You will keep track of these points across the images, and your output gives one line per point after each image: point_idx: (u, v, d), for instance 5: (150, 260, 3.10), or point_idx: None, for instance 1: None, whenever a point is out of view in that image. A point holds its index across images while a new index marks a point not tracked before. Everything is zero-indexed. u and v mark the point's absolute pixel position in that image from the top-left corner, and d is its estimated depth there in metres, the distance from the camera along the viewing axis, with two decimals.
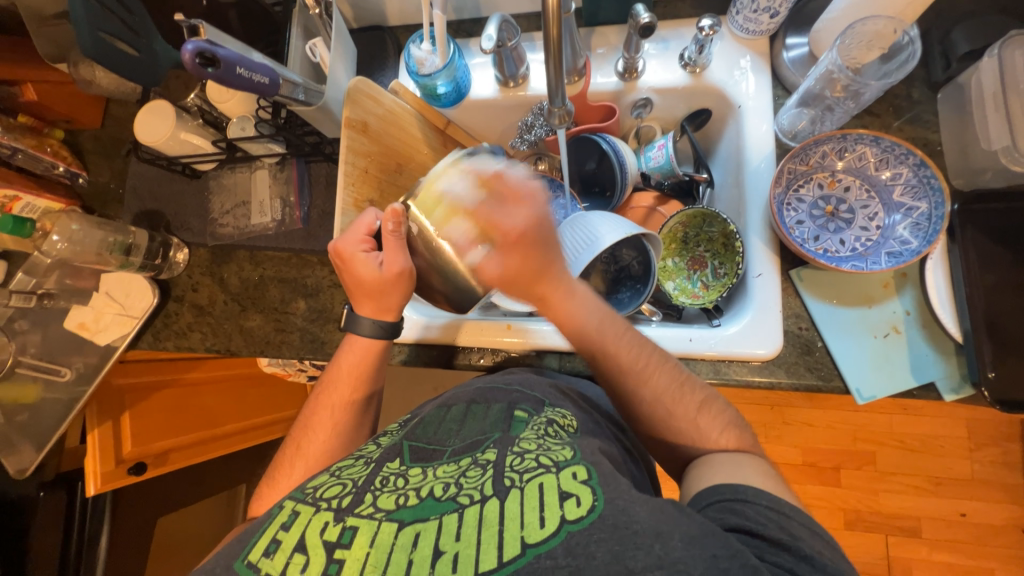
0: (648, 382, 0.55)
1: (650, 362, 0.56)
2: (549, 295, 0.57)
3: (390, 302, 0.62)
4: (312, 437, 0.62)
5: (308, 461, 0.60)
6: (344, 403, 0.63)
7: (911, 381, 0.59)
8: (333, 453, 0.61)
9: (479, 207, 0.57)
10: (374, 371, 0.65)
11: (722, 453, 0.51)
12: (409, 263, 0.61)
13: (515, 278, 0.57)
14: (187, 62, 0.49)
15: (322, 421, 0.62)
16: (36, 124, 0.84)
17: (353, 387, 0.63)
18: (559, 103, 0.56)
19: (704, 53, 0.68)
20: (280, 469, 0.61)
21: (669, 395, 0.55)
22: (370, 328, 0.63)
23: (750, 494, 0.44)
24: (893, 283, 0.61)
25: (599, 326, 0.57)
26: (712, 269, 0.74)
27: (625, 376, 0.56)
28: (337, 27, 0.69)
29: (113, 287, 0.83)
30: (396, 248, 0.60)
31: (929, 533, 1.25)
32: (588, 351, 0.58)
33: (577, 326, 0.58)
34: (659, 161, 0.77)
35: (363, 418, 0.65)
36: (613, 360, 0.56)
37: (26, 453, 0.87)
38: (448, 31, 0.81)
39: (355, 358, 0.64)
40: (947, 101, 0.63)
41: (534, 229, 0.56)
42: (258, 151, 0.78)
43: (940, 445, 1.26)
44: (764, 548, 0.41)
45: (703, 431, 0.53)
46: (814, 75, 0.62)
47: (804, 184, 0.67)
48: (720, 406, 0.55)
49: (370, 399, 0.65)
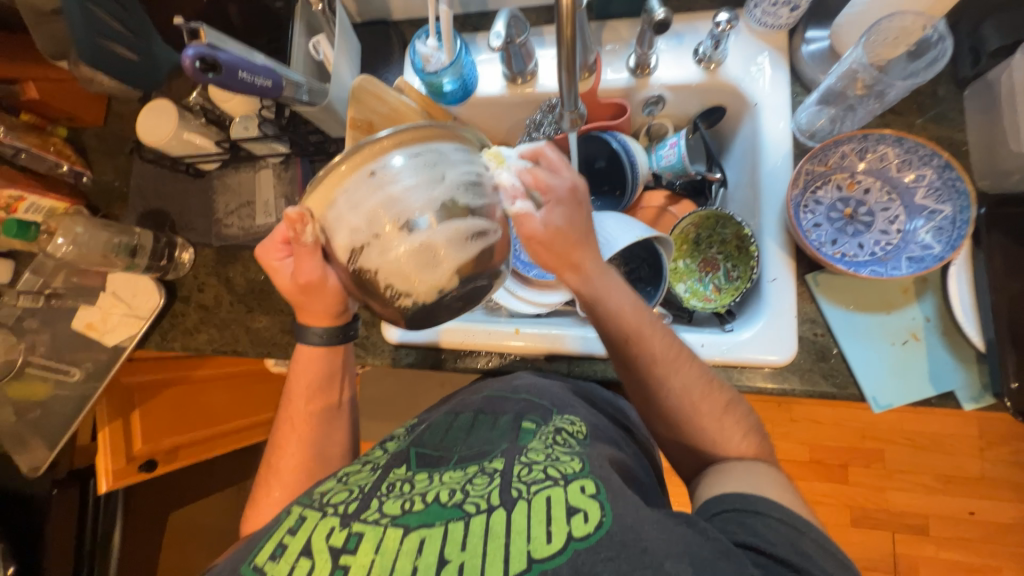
0: (667, 393, 0.54)
1: (681, 351, 0.55)
2: (587, 264, 0.54)
3: (319, 310, 0.59)
4: (287, 449, 0.62)
5: (282, 478, 0.61)
6: (306, 415, 0.63)
7: (930, 390, 0.57)
8: (308, 467, 0.62)
9: (531, 171, 0.50)
10: (333, 376, 0.64)
11: (739, 461, 0.51)
12: (324, 267, 0.53)
13: (561, 241, 0.52)
14: (187, 67, 0.48)
15: (290, 437, 0.62)
16: (39, 122, 0.83)
17: (308, 400, 0.63)
18: (571, 107, 0.55)
19: (720, 48, 0.66)
20: (261, 482, 0.61)
21: (682, 404, 0.54)
22: (322, 337, 0.61)
23: (762, 504, 0.44)
24: (913, 288, 0.59)
25: (633, 306, 0.55)
26: (725, 271, 0.72)
27: (656, 369, 0.54)
28: (341, 24, 0.67)
29: (120, 288, 0.83)
30: (304, 254, 0.52)
31: (936, 532, 1.25)
32: (619, 336, 0.55)
33: (615, 303, 0.54)
34: (670, 160, 0.74)
35: (332, 425, 0.64)
36: (649, 347, 0.54)
37: (39, 450, 0.88)
38: (454, 25, 0.79)
39: (310, 367, 0.63)
40: (974, 99, 0.61)
41: (578, 194, 0.53)
42: (261, 150, 0.77)
43: (951, 443, 1.25)
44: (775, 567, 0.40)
45: (716, 440, 0.53)
46: (836, 74, 0.60)
47: (823, 185, 0.65)
48: (737, 414, 0.54)
49: (334, 407, 0.65)
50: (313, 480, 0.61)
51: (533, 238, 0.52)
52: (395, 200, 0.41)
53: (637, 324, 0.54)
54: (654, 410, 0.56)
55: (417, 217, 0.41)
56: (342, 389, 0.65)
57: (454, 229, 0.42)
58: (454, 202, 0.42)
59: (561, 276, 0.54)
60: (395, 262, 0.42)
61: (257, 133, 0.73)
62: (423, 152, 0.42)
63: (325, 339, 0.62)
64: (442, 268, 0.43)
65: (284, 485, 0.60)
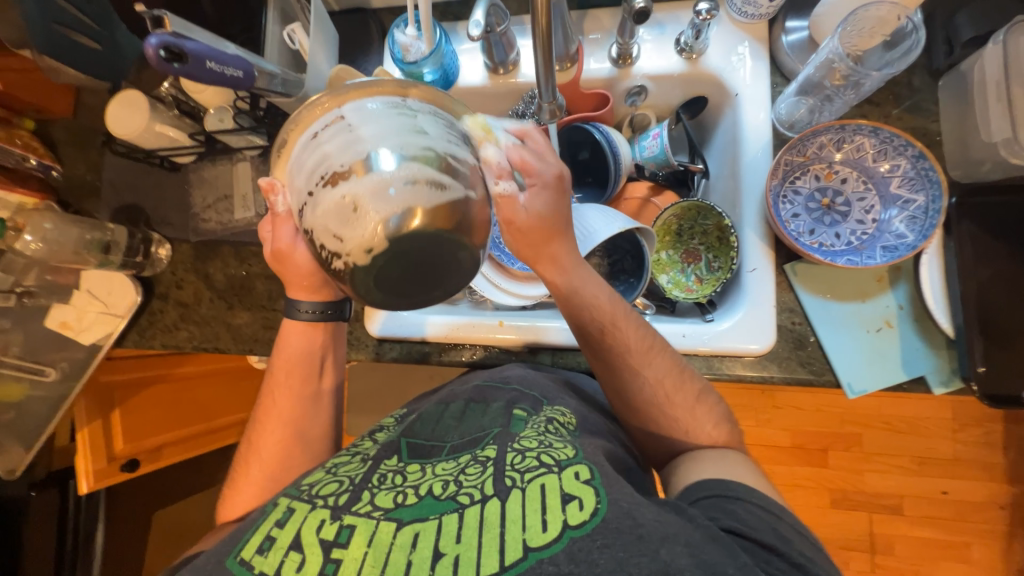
0: (647, 378, 0.55)
1: (652, 343, 0.56)
2: (562, 256, 0.54)
3: (297, 280, 0.57)
4: (265, 434, 0.62)
5: (262, 461, 0.61)
6: (290, 398, 0.62)
7: (902, 375, 0.59)
8: (287, 451, 0.61)
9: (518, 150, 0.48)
10: (316, 360, 0.63)
11: (711, 449, 0.53)
12: (293, 237, 0.52)
13: (541, 231, 0.51)
14: (151, 57, 0.46)
15: (272, 421, 0.62)
16: (4, 114, 0.80)
17: (293, 377, 0.62)
18: (550, 97, 0.55)
19: (701, 38, 0.66)
20: (240, 465, 0.62)
21: (664, 395, 0.55)
22: (310, 313, 0.60)
23: (739, 490, 0.45)
24: (888, 277, 0.61)
25: (607, 299, 0.56)
26: (706, 261, 0.73)
27: (627, 360, 0.55)
28: (316, 11, 0.65)
29: (95, 285, 0.81)
30: (279, 220, 0.51)
31: (911, 511, 1.29)
32: (592, 327, 0.56)
33: (591, 296, 0.55)
34: (653, 150, 0.75)
35: (316, 410, 0.64)
36: (624, 339, 0.55)
37: (15, 452, 0.86)
38: (434, 14, 0.77)
39: (295, 349, 0.62)
40: (948, 89, 0.62)
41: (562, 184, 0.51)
42: (237, 143, 0.75)
43: (925, 426, 1.29)
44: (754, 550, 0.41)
45: (697, 427, 0.54)
46: (814, 63, 0.60)
47: (801, 176, 0.66)
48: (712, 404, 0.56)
49: (318, 396, 0.64)
50: (291, 467, 0.61)
51: (513, 222, 0.51)
52: (355, 142, 0.36)
53: (609, 317, 0.55)
54: (624, 399, 0.57)
55: (371, 155, 0.35)
56: (324, 378, 0.64)
57: (400, 177, 0.34)
58: (375, 151, 0.35)
59: (538, 268, 0.55)
60: (331, 211, 0.35)
61: (233, 125, 0.72)
62: (395, 108, 0.39)
63: (318, 316, 0.61)
64: (362, 223, 0.35)
65: (260, 470, 0.60)
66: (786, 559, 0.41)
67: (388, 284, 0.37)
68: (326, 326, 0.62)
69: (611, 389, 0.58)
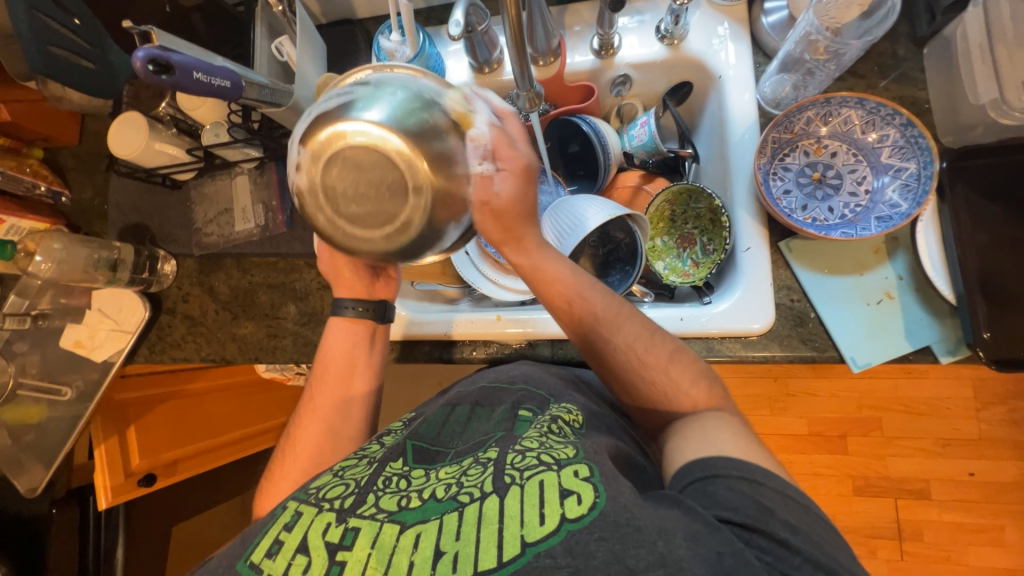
0: (619, 330, 0.55)
1: (619, 308, 0.57)
2: (527, 239, 0.54)
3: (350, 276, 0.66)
4: (303, 433, 0.63)
5: (300, 461, 0.61)
6: (331, 396, 0.65)
7: (906, 346, 0.58)
8: (327, 452, 0.62)
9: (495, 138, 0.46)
10: (356, 356, 0.67)
11: (692, 417, 0.51)
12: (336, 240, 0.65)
13: (509, 217, 0.50)
14: (139, 70, 0.47)
15: (311, 421, 0.64)
16: (14, 145, 0.83)
17: (339, 374, 0.65)
18: (527, 86, 0.55)
19: (681, 23, 0.66)
20: (277, 462, 0.63)
21: (637, 349, 0.55)
22: (354, 311, 0.66)
23: (721, 466, 0.43)
24: (884, 248, 0.60)
25: (570, 275, 0.57)
26: (701, 246, 0.72)
27: (597, 325, 0.56)
28: (303, 24, 0.67)
29: (105, 303, 0.84)
30: None
31: (937, 495, 1.26)
32: (560, 301, 0.57)
33: (560, 277, 0.56)
34: (641, 139, 0.75)
35: (351, 412, 0.65)
36: (592, 305, 0.56)
37: (36, 472, 0.88)
38: (419, 20, 0.79)
39: (338, 346, 0.66)
40: (934, 56, 0.62)
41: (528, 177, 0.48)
42: (235, 157, 0.78)
43: (947, 406, 1.25)
44: (744, 527, 0.40)
45: (683, 391, 0.53)
46: (791, 39, 0.60)
47: (790, 153, 0.66)
48: (690, 359, 0.55)
49: (351, 395, 0.65)
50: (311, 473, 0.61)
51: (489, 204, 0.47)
52: (348, 97, 0.43)
53: (579, 289, 0.56)
54: (607, 370, 0.57)
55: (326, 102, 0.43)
56: (357, 378, 0.66)
57: (380, 129, 0.41)
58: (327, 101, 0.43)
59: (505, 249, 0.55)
60: (311, 143, 0.42)
61: (227, 138, 0.74)
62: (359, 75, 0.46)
63: (361, 313, 0.66)
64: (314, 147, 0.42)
65: (296, 464, 0.61)
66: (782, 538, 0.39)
67: (354, 214, 0.43)
68: (367, 323, 0.67)
69: (586, 353, 0.57)
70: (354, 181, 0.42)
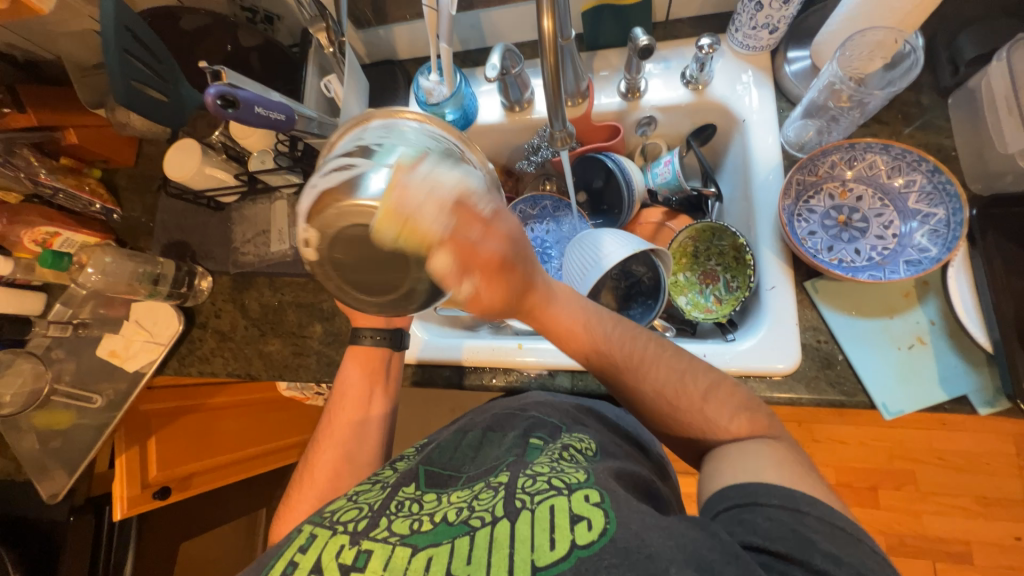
0: (647, 377, 0.53)
1: (645, 352, 0.54)
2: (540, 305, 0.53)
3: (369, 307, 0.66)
4: (318, 461, 0.63)
5: (316, 486, 0.61)
6: (347, 419, 0.66)
7: (941, 394, 0.56)
8: (344, 477, 0.62)
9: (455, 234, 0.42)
10: (371, 382, 0.67)
11: (733, 443, 0.48)
12: None
13: (497, 276, 0.47)
14: (209, 104, 0.53)
15: (330, 445, 0.64)
16: (76, 165, 0.90)
17: (353, 398, 0.66)
18: (560, 125, 0.58)
19: (706, 70, 0.69)
20: (294, 491, 0.63)
21: (670, 392, 0.52)
22: (371, 340, 0.67)
23: (762, 494, 0.41)
24: (915, 292, 0.60)
25: (581, 317, 0.55)
26: (725, 282, 0.73)
27: (622, 371, 0.54)
28: (350, 64, 0.73)
29: (142, 315, 0.87)
30: None
31: (980, 559, 1.17)
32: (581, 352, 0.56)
33: (566, 322, 0.55)
34: (666, 176, 0.77)
35: (366, 437, 0.65)
36: (610, 356, 0.55)
37: (59, 478, 0.89)
38: (455, 61, 0.84)
39: (354, 375, 0.67)
40: (959, 106, 0.63)
41: (513, 243, 0.46)
42: (277, 182, 0.83)
43: (986, 462, 1.18)
44: (769, 553, 0.37)
45: (719, 423, 0.50)
46: (816, 87, 0.62)
47: (815, 195, 0.66)
48: (730, 390, 0.51)
49: (366, 420, 0.66)
50: (327, 494, 0.61)
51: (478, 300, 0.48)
52: (350, 167, 0.42)
53: (583, 325, 0.55)
54: (639, 408, 0.55)
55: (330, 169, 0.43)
56: (371, 404, 0.67)
57: (381, 207, 0.40)
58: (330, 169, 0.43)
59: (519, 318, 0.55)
60: (316, 216, 0.43)
61: (272, 165, 0.78)
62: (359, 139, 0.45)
63: (378, 342, 0.67)
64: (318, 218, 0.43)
65: (314, 488, 0.61)
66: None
67: (348, 272, 0.44)
68: (383, 352, 0.67)
69: (617, 394, 0.57)
70: (360, 255, 0.43)
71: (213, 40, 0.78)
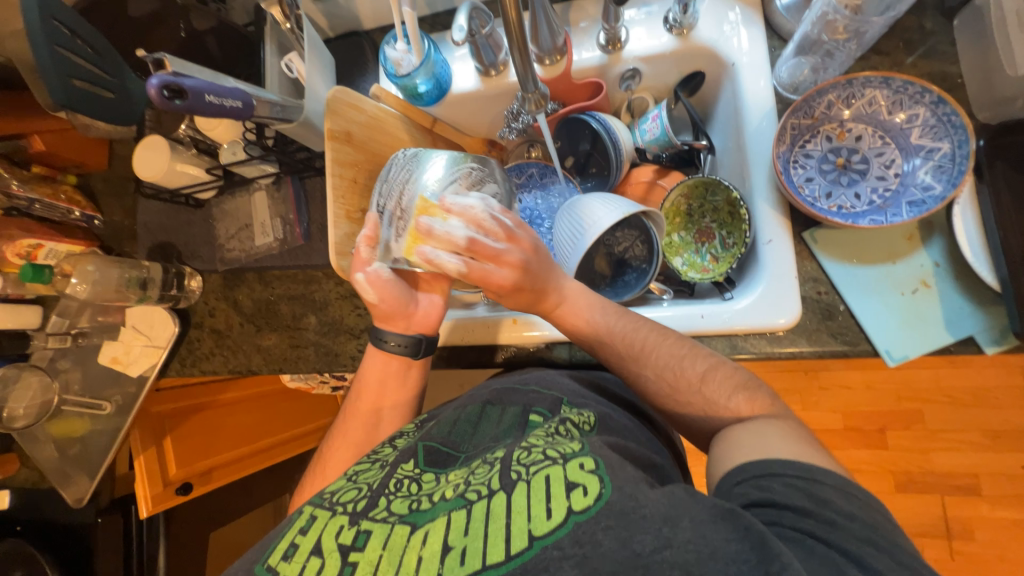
0: (649, 361, 0.54)
1: (648, 340, 0.55)
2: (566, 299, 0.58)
3: (398, 316, 0.64)
4: (332, 450, 0.63)
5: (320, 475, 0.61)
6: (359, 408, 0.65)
7: (947, 337, 0.55)
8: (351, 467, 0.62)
9: (469, 268, 0.54)
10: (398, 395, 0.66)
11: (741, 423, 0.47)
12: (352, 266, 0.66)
13: (518, 292, 0.56)
14: (155, 97, 0.50)
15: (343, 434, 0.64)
16: (49, 173, 0.88)
17: (365, 393, 0.65)
18: (532, 88, 0.58)
19: (690, 12, 0.64)
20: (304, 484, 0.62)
21: (670, 374, 0.53)
22: (393, 345, 0.64)
23: (777, 466, 0.40)
24: (918, 234, 0.57)
25: (597, 306, 0.59)
26: (720, 240, 0.70)
27: (625, 359, 0.56)
28: (311, 38, 0.69)
29: (138, 321, 0.87)
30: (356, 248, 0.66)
31: (988, 490, 1.18)
32: (593, 341, 0.58)
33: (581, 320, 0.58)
34: (654, 132, 0.74)
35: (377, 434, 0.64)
36: (615, 347, 0.57)
37: (81, 483, 0.92)
38: (424, 27, 0.79)
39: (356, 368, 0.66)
40: (964, 28, 0.58)
41: (530, 265, 0.55)
42: (252, 173, 0.80)
43: (993, 396, 1.18)
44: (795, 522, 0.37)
45: (719, 403, 0.50)
46: (809, 20, 0.57)
47: (811, 138, 0.63)
48: (728, 372, 0.52)
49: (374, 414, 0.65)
50: None
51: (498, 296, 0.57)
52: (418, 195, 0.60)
53: (590, 321, 0.58)
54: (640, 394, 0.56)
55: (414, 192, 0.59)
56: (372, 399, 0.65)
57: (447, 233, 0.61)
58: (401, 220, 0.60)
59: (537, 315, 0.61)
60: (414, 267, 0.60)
61: (244, 155, 0.77)
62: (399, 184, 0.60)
63: (399, 348, 0.64)
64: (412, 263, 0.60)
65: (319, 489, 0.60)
66: (814, 533, 0.36)
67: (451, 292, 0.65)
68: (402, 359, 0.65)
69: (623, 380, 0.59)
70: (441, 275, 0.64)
71: (167, 26, 0.73)
